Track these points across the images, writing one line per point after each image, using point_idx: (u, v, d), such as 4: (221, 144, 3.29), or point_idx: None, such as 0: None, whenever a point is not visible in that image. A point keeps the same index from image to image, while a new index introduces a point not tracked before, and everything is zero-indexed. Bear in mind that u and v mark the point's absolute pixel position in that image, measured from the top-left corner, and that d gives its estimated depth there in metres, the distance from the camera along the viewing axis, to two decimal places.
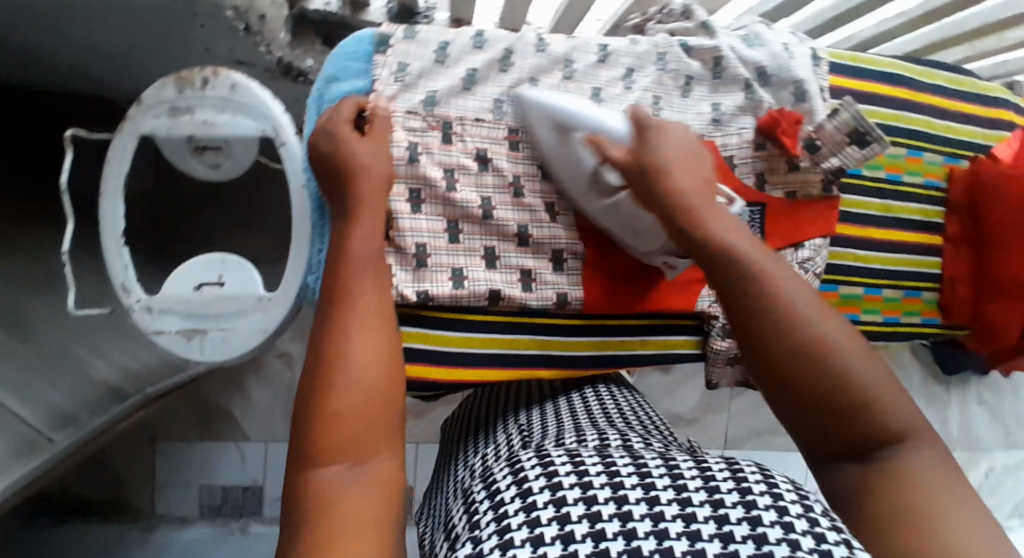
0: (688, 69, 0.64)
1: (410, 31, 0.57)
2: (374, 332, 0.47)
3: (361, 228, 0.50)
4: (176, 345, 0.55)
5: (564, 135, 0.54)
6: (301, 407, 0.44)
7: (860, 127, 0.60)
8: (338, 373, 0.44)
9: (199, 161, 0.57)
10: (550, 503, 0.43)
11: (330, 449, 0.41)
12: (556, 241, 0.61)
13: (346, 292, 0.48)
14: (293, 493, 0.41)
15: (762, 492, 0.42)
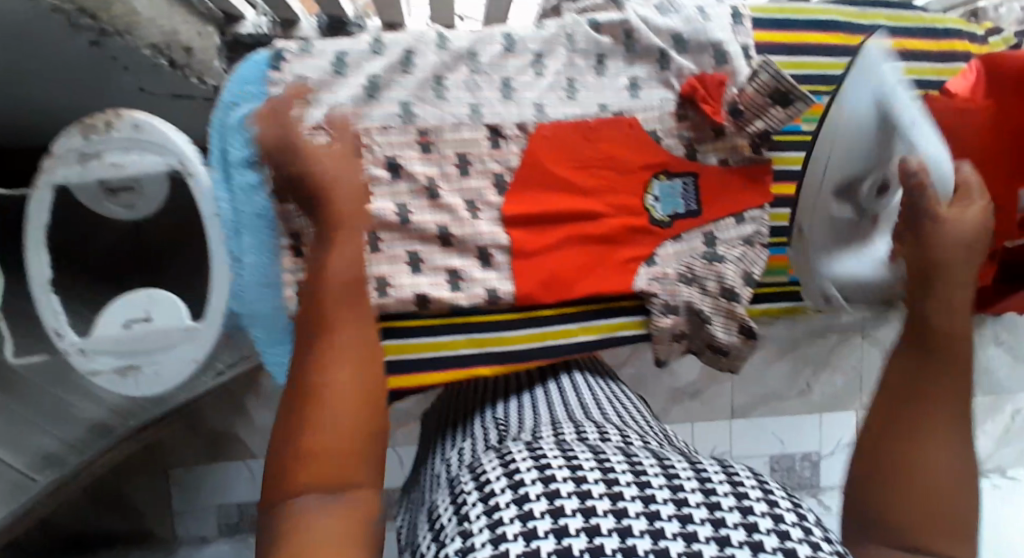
0: (599, 46, 0.62)
1: (304, 45, 0.56)
2: (346, 364, 0.46)
3: (342, 249, 0.49)
4: (112, 382, 0.57)
5: (882, 134, 0.55)
6: (284, 433, 0.44)
7: (780, 87, 0.58)
8: (317, 399, 0.44)
9: (114, 204, 0.58)
10: (542, 493, 0.38)
11: (306, 480, 0.41)
12: (481, 238, 0.60)
13: (366, 326, 0.48)
14: (270, 513, 0.41)
15: (759, 494, 0.39)
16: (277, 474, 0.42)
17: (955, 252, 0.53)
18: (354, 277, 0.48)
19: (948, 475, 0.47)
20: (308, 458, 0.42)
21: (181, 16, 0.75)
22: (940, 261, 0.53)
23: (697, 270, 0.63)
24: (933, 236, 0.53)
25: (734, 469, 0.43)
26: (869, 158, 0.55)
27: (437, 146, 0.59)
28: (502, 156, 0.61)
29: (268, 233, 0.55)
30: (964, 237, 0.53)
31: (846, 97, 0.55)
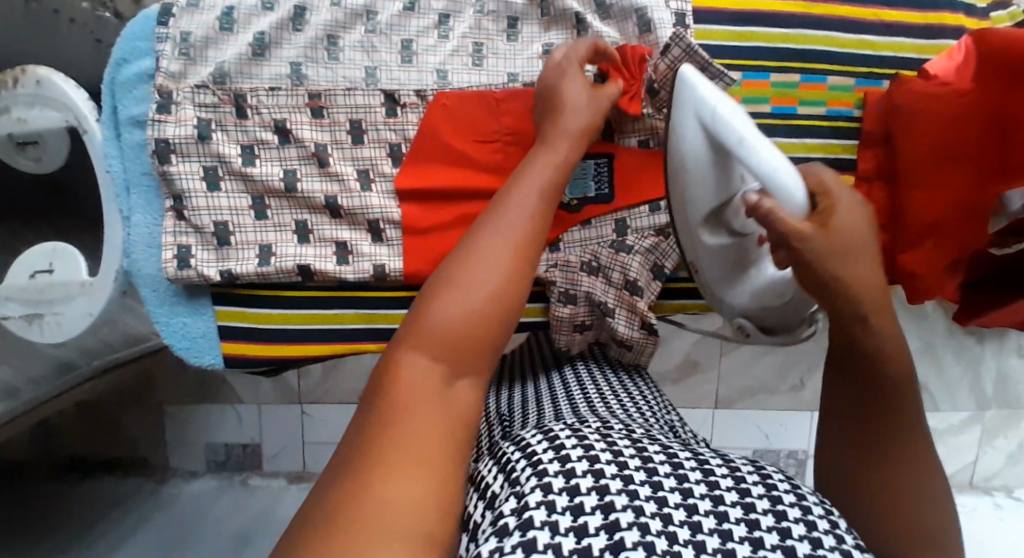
0: (511, 8, 0.58)
1: (192, 0, 0.55)
2: (503, 240, 0.43)
3: (546, 167, 0.48)
4: (22, 328, 0.60)
5: (722, 162, 0.49)
6: (410, 333, 0.39)
7: (695, 61, 0.54)
8: (455, 273, 0.41)
9: (24, 157, 0.61)
10: (588, 472, 0.37)
11: (404, 354, 0.38)
12: (369, 211, 0.58)
13: (536, 199, 0.46)
14: (376, 378, 0.37)
15: (794, 499, 0.39)
16: (408, 335, 0.39)
17: (871, 282, 0.42)
18: (565, 166, 0.49)
19: (920, 483, 0.41)
20: (436, 336, 0.39)
21: None
22: (864, 297, 0.42)
23: (602, 260, 0.60)
24: (840, 259, 0.41)
25: (767, 471, 0.42)
26: (708, 188, 0.50)
27: (328, 111, 0.57)
28: (399, 124, 0.58)
29: (154, 193, 0.57)
30: (867, 225, 0.42)
31: (715, 98, 0.47)
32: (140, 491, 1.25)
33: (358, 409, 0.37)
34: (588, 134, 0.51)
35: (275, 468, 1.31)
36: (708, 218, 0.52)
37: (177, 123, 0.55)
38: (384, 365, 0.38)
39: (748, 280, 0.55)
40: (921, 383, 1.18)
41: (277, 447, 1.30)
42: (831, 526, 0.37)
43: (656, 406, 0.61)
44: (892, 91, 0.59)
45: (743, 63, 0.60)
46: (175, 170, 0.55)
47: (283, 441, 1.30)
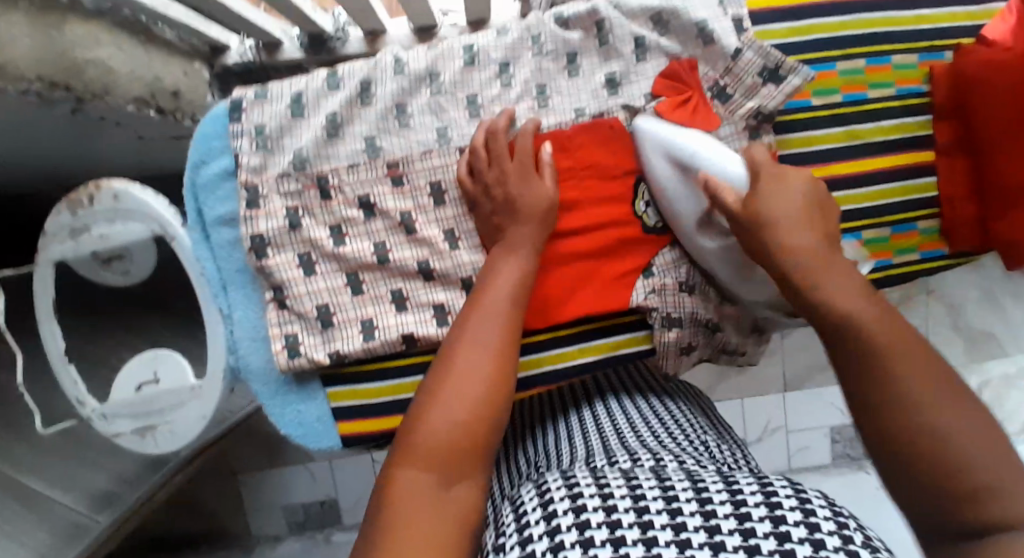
0: (570, 44, 0.58)
1: (260, 91, 0.55)
2: (480, 355, 0.49)
3: (512, 261, 0.53)
4: (134, 442, 0.60)
5: (689, 176, 0.54)
6: (403, 429, 0.47)
7: (770, 63, 0.56)
8: (431, 403, 0.47)
9: (111, 271, 0.62)
10: (577, 542, 0.38)
11: (413, 457, 0.44)
12: (461, 269, 0.58)
13: (505, 312, 0.52)
14: (380, 492, 0.44)
15: (799, 516, 0.38)
16: (403, 452, 0.45)
17: (800, 249, 0.46)
18: (527, 278, 0.53)
19: (940, 396, 0.39)
20: (429, 450, 0.45)
21: (161, 59, 0.76)
22: (798, 264, 0.46)
23: (696, 280, 0.60)
24: (762, 224, 0.47)
25: (768, 483, 0.42)
26: (688, 202, 0.54)
27: (408, 178, 0.57)
28: None
29: (252, 286, 0.56)
30: (795, 206, 0.47)
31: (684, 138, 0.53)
32: None
33: (366, 521, 0.43)
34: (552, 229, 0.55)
35: (355, 520, 1.29)
36: (700, 224, 0.55)
37: (266, 217, 0.55)
38: (382, 484, 0.44)
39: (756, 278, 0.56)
40: None
41: (354, 499, 1.28)
42: (838, 525, 0.37)
43: (690, 427, 0.64)
44: (958, 60, 0.58)
45: (810, 56, 0.60)
46: (272, 263, 0.55)
47: (358, 494, 1.28)
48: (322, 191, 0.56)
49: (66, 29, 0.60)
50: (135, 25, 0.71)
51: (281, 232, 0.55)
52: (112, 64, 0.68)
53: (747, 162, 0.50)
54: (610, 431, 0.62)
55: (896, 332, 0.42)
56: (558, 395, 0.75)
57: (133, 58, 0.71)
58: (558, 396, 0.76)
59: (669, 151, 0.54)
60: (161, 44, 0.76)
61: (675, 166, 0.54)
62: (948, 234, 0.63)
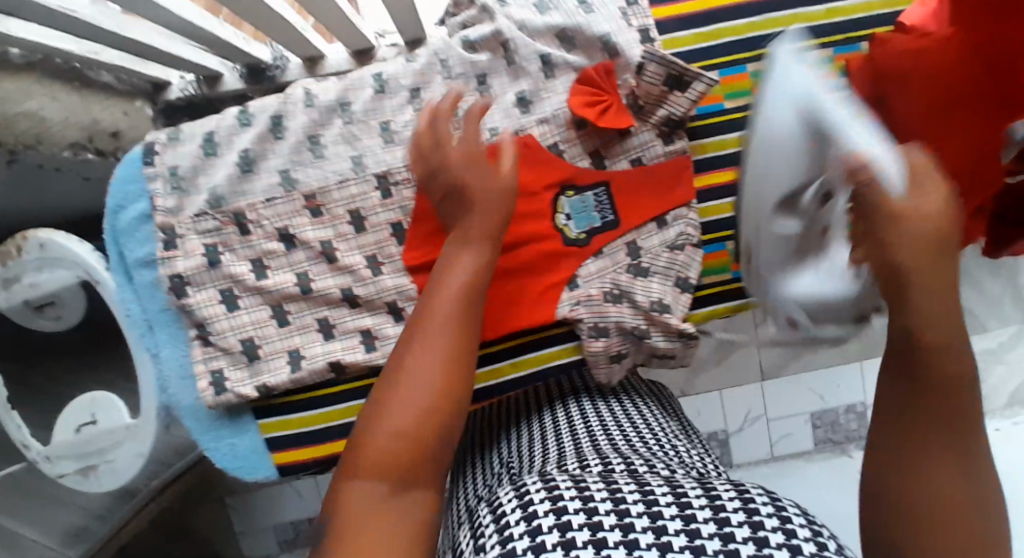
0: (478, 66, 0.58)
1: (172, 134, 0.56)
2: (441, 337, 0.43)
3: (468, 253, 0.47)
4: (78, 482, 0.61)
5: (811, 149, 0.36)
6: (368, 416, 0.41)
7: (673, 71, 0.55)
8: (386, 399, 0.41)
9: (44, 317, 0.62)
10: (555, 526, 0.40)
11: (360, 464, 0.39)
12: (384, 294, 0.58)
13: (458, 301, 0.45)
14: (332, 503, 0.38)
15: (742, 515, 0.41)
16: (359, 453, 0.39)
17: (922, 228, 0.34)
18: (482, 268, 0.47)
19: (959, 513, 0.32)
20: (381, 452, 0.39)
21: (99, 102, 0.78)
22: (903, 225, 0.34)
23: (622, 288, 0.60)
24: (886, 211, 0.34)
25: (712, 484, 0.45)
26: (792, 170, 0.38)
27: (327, 208, 0.58)
28: (396, 203, 0.58)
29: (177, 325, 0.57)
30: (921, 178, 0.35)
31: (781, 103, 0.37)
32: None
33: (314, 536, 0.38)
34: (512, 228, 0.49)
35: None
36: (777, 209, 0.41)
37: (185, 256, 0.56)
38: (332, 498, 0.39)
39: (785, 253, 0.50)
40: (963, 309, 1.19)
41: None
42: (777, 519, 0.40)
43: (659, 423, 0.65)
44: (875, 56, 0.46)
45: (718, 60, 0.60)
46: (192, 301, 0.56)
47: None
48: (240, 227, 0.57)
49: None
50: (69, 72, 0.72)
51: (201, 270, 0.56)
52: (45, 113, 0.70)
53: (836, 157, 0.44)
54: (579, 433, 0.61)
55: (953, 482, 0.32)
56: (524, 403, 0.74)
57: (69, 105, 0.73)
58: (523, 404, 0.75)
59: (807, 103, 0.35)
60: (98, 87, 0.77)
61: (805, 125, 0.36)
62: None
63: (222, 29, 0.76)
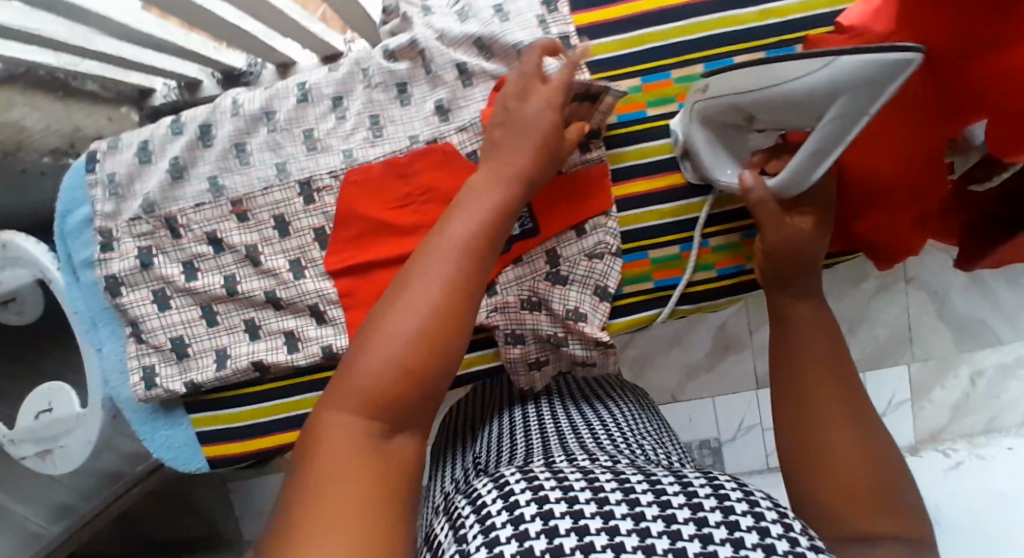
0: (396, 75, 0.60)
1: (112, 144, 0.61)
2: (435, 278, 0.43)
3: (477, 202, 0.46)
4: (38, 463, 0.66)
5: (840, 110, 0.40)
6: (356, 345, 0.42)
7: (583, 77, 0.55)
8: (376, 328, 0.42)
9: (7, 311, 0.67)
10: (538, 514, 0.37)
11: (343, 397, 0.40)
12: (306, 297, 0.60)
13: (464, 247, 0.44)
14: (308, 436, 0.40)
15: (720, 516, 0.37)
16: (336, 390, 0.41)
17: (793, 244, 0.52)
18: (499, 210, 0.47)
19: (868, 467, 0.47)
20: (359, 385, 0.40)
21: (82, 111, 0.83)
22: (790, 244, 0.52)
23: (540, 296, 0.60)
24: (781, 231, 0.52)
25: (688, 478, 0.42)
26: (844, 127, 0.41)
27: (252, 213, 0.60)
28: (318, 208, 0.60)
29: (116, 323, 0.61)
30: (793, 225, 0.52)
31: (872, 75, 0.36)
32: None
33: (288, 475, 0.38)
34: (524, 180, 0.49)
35: None
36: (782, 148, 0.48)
37: (120, 257, 0.60)
38: (314, 421, 0.41)
39: (740, 141, 0.53)
40: (976, 319, 1.12)
41: None
42: (755, 518, 0.38)
43: (640, 428, 0.59)
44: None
45: (638, 68, 0.59)
46: (126, 300, 0.60)
47: None
48: (172, 231, 0.60)
49: None
50: (49, 82, 0.76)
51: (137, 271, 0.60)
52: (26, 123, 0.76)
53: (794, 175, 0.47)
54: (563, 424, 0.56)
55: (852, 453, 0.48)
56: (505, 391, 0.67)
57: (51, 114, 0.79)
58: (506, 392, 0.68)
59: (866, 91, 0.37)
60: (83, 97, 0.82)
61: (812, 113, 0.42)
62: None
63: (191, 40, 0.80)
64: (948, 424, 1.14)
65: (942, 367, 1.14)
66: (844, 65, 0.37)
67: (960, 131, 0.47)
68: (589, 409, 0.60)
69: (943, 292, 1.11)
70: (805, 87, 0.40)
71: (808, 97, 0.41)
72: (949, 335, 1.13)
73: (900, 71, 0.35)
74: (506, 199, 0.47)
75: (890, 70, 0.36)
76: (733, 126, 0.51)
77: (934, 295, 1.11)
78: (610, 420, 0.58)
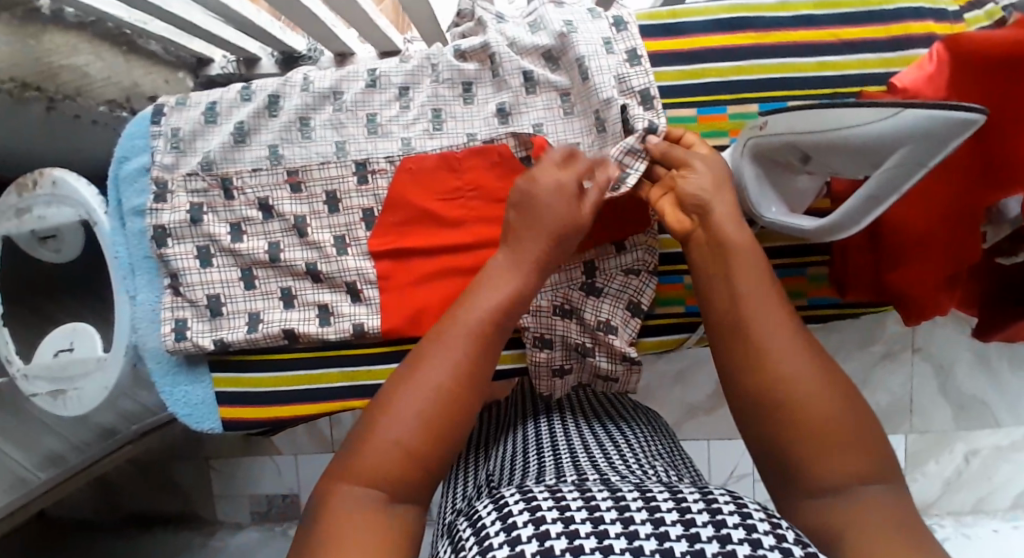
0: (464, 74, 0.62)
1: (181, 100, 0.63)
2: (445, 357, 0.45)
3: (493, 286, 0.48)
4: (48, 403, 0.66)
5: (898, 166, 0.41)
6: (365, 419, 0.44)
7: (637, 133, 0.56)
8: (389, 402, 0.44)
9: (44, 248, 0.68)
10: (533, 535, 0.35)
11: (352, 471, 0.41)
12: (345, 274, 0.61)
13: (475, 330, 0.46)
14: (316, 506, 0.41)
15: (712, 531, 0.35)
16: (343, 467, 0.42)
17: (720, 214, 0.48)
18: (515, 296, 0.48)
19: (840, 404, 0.41)
20: (365, 465, 0.42)
21: (141, 68, 0.86)
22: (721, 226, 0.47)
23: (573, 304, 0.61)
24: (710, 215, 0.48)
25: (682, 493, 0.40)
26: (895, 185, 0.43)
27: (306, 185, 0.62)
28: (370, 190, 0.62)
29: (156, 273, 0.62)
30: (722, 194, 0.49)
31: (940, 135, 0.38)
32: (188, 545, 1.23)
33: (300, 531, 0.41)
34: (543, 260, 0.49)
35: None
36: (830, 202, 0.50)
37: (171, 210, 0.61)
38: (322, 493, 0.42)
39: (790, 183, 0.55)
40: (978, 399, 1.13)
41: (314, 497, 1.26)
42: (747, 530, 0.35)
43: (648, 447, 0.58)
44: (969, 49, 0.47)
45: (698, 99, 0.62)
46: (170, 252, 0.61)
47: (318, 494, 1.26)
48: (225, 191, 0.61)
49: (44, 38, 0.70)
50: (119, 37, 0.80)
51: (185, 225, 0.61)
52: (89, 70, 0.78)
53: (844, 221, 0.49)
54: (567, 442, 0.55)
55: (767, 291, 0.45)
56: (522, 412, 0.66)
57: (113, 66, 0.81)
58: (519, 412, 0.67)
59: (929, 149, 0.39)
60: (146, 56, 0.85)
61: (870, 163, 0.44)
62: (839, 284, 0.63)
63: (260, 16, 0.82)
64: (936, 496, 1.15)
65: (939, 442, 1.15)
66: (914, 117, 0.39)
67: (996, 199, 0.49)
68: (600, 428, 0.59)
69: (947, 366, 1.13)
70: (869, 135, 0.42)
71: (872, 142, 0.42)
72: (948, 409, 1.14)
73: (962, 131, 0.37)
74: (522, 288, 0.48)
75: (954, 130, 0.37)
76: (784, 163, 0.54)
77: (939, 367, 1.13)
78: (619, 441, 0.57)
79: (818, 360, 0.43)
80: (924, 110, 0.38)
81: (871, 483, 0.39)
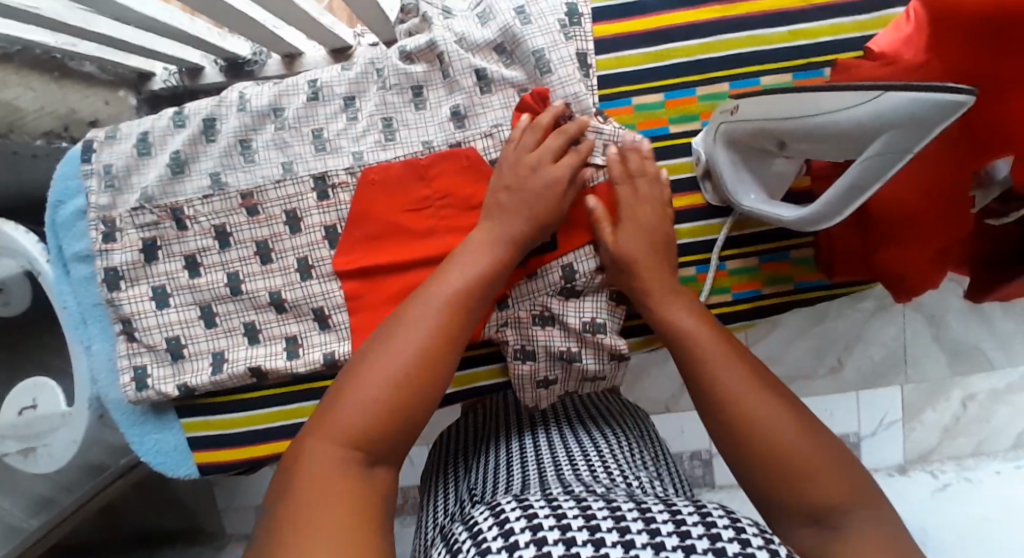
0: (412, 77, 0.58)
1: (111, 133, 0.59)
2: (426, 312, 0.44)
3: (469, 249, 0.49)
4: (16, 460, 0.62)
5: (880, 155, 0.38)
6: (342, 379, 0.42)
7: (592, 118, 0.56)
8: (373, 357, 0.42)
9: None
10: (531, 540, 0.33)
11: (332, 426, 0.39)
12: (311, 299, 0.58)
13: (458, 293, 0.46)
14: (285, 468, 0.38)
15: (707, 542, 0.33)
16: (320, 425, 0.39)
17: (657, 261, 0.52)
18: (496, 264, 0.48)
19: (809, 433, 0.41)
20: (351, 420, 0.39)
21: (77, 92, 0.80)
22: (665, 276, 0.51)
23: (553, 311, 0.58)
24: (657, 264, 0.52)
25: (675, 504, 0.38)
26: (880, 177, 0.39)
27: (263, 206, 0.58)
28: (332, 205, 0.58)
29: (107, 321, 0.59)
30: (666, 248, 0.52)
31: (922, 122, 0.34)
32: None
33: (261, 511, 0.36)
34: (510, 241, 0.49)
35: None
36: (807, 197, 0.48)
37: (121, 249, 0.58)
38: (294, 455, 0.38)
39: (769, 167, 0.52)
40: (972, 345, 1.11)
41: None
42: (743, 542, 0.33)
43: (636, 455, 0.54)
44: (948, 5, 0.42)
45: (665, 83, 0.58)
46: (124, 295, 0.58)
47: None
48: (176, 221, 0.57)
49: None
50: (48, 62, 0.74)
51: (134, 266, 0.58)
52: (20, 103, 0.73)
53: (823, 210, 0.46)
54: (550, 457, 0.52)
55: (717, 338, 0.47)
56: (495, 420, 0.62)
57: (46, 94, 0.76)
58: (495, 421, 0.63)
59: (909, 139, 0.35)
60: (80, 78, 0.80)
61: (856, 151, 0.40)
62: (825, 266, 0.61)
63: (195, 26, 0.77)
64: (936, 445, 1.14)
65: (935, 390, 1.14)
66: (894, 100, 0.35)
67: (981, 166, 0.43)
68: (584, 439, 0.55)
69: (941, 316, 1.11)
70: (851, 120, 0.38)
71: (853, 128, 0.38)
72: (943, 357, 1.12)
73: (949, 113, 0.33)
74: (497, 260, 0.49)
75: (936, 114, 0.33)
76: (761, 150, 0.51)
77: (932, 318, 1.11)
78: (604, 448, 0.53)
79: (782, 396, 0.44)
80: (899, 96, 0.35)
81: (855, 508, 0.38)
